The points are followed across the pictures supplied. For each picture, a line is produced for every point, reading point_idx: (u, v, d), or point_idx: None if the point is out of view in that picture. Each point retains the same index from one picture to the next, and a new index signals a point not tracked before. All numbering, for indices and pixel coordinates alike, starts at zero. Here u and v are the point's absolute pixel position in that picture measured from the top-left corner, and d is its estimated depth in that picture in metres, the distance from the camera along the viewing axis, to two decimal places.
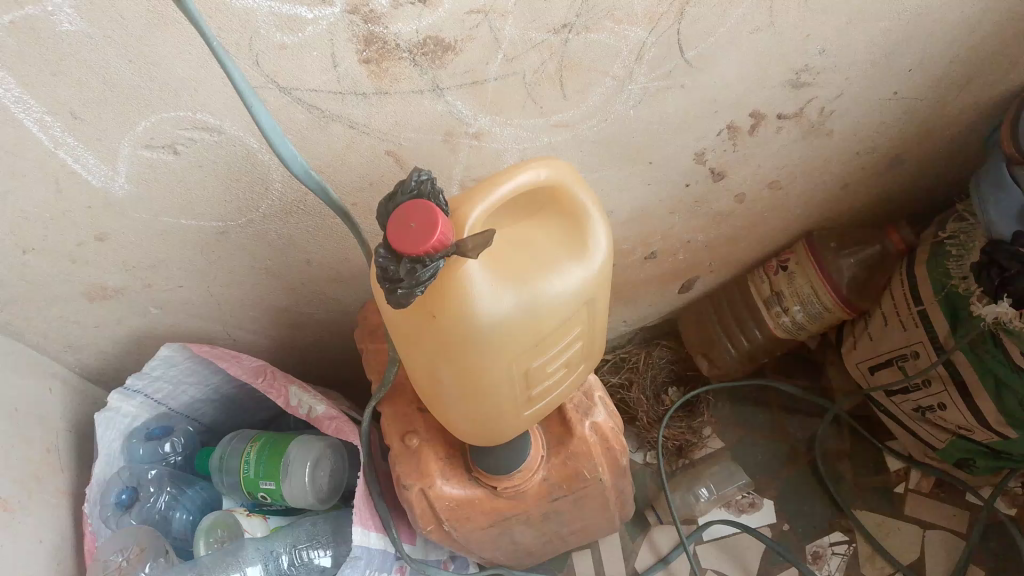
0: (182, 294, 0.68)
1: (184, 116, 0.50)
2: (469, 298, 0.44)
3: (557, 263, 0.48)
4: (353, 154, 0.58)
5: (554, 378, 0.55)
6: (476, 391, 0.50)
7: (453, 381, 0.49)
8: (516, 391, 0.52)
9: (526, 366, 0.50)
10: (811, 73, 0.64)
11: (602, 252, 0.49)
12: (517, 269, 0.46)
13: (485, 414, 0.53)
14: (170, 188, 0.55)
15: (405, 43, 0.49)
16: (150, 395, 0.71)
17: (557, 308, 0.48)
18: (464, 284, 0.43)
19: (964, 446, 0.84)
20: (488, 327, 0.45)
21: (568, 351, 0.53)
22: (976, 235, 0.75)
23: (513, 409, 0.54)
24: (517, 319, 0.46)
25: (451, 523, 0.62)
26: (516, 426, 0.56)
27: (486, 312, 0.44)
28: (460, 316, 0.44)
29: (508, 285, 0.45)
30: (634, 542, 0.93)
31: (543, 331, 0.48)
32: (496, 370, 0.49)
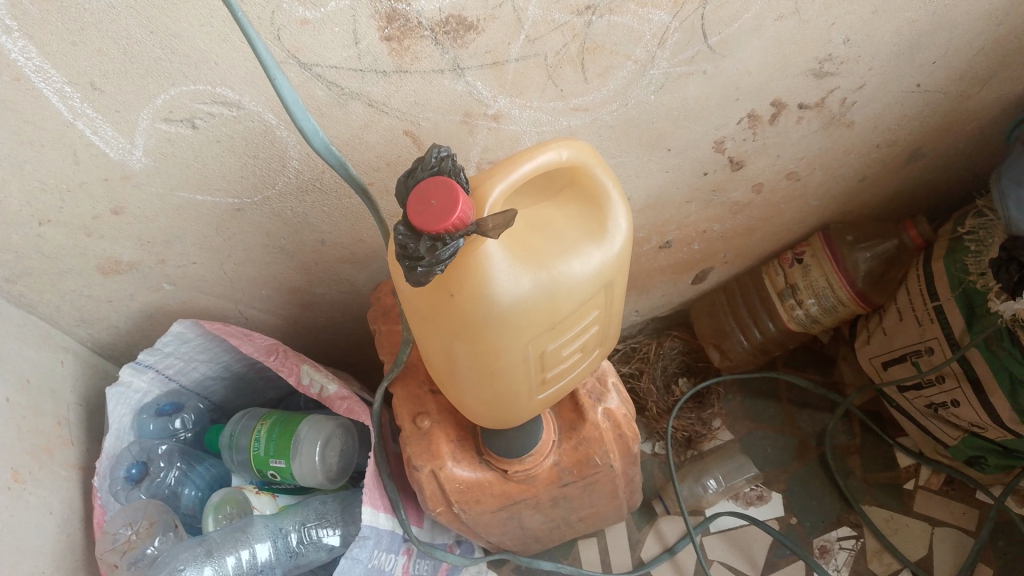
0: (196, 271, 0.68)
1: (203, 90, 0.50)
2: (488, 279, 0.43)
3: (576, 244, 0.47)
4: (371, 133, 0.58)
5: (572, 364, 0.55)
6: (492, 375, 0.50)
7: (467, 362, 0.49)
8: (529, 374, 0.52)
9: (542, 352, 0.50)
10: (835, 63, 0.64)
11: (622, 236, 0.49)
12: (536, 249, 0.46)
13: (497, 396, 0.52)
14: (188, 162, 0.55)
15: (428, 21, 0.49)
16: (163, 371, 0.70)
17: (576, 295, 0.48)
18: (483, 264, 0.43)
19: (976, 443, 0.84)
20: (506, 308, 0.45)
21: (584, 334, 0.53)
22: (996, 232, 0.75)
23: (530, 394, 0.54)
24: (534, 300, 0.46)
25: (461, 505, 0.62)
26: (528, 410, 0.56)
27: (505, 292, 0.44)
28: (478, 296, 0.44)
29: (527, 266, 0.45)
30: (639, 531, 0.92)
31: (562, 315, 0.48)
32: (512, 354, 0.48)
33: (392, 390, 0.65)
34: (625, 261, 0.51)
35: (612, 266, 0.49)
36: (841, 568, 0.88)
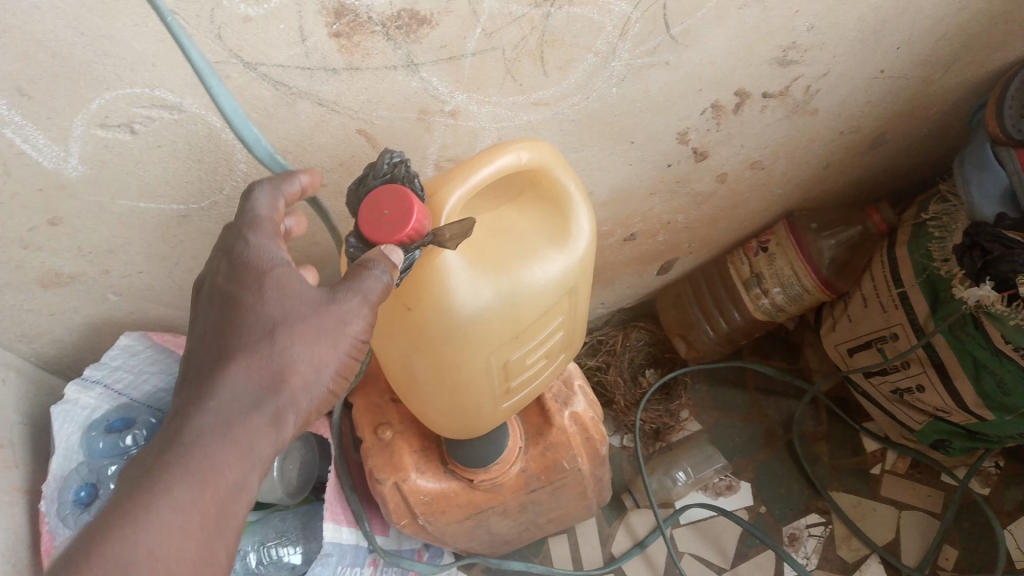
0: (143, 281, 0.64)
1: (141, 93, 0.47)
2: (445, 289, 0.42)
3: (538, 249, 0.45)
4: (323, 133, 0.55)
5: (537, 373, 0.53)
6: (454, 389, 0.48)
7: (428, 377, 0.47)
8: (494, 385, 0.50)
9: (506, 363, 0.49)
10: (799, 51, 0.62)
11: (585, 239, 0.47)
12: (496, 256, 0.44)
13: (461, 408, 0.50)
14: (129, 169, 0.52)
15: (378, 16, 0.46)
16: (112, 385, 0.68)
17: (540, 301, 0.46)
18: (440, 274, 0.41)
19: (941, 428, 0.84)
20: (466, 318, 0.43)
21: (549, 341, 0.51)
22: (959, 217, 0.76)
23: (496, 407, 0.52)
24: (495, 309, 0.44)
25: (426, 517, 0.60)
26: (493, 419, 0.54)
27: (464, 302, 0.42)
28: (436, 308, 0.42)
29: (487, 274, 0.43)
30: (610, 526, 0.92)
31: (525, 323, 0.47)
32: (475, 367, 0.47)
33: (352, 400, 0.63)
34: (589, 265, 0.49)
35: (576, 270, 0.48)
36: (810, 555, 0.88)
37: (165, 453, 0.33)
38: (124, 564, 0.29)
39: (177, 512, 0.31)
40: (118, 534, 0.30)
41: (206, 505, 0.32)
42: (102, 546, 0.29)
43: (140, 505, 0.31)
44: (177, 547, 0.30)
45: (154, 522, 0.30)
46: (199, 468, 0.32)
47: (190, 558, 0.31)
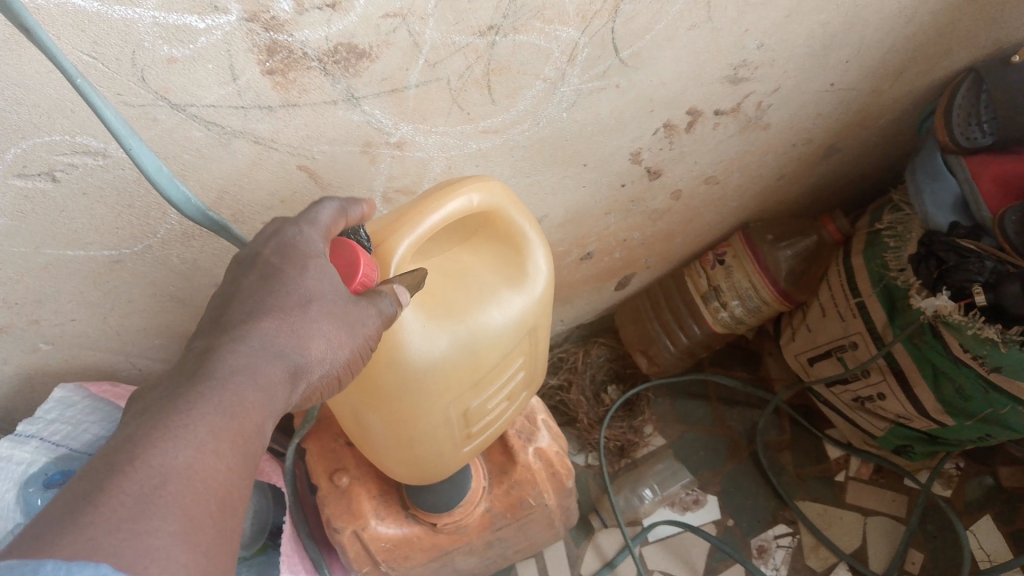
0: (77, 329, 0.61)
1: (60, 140, 0.44)
2: (398, 344, 0.39)
3: (495, 292, 0.43)
4: (261, 171, 0.52)
5: (499, 414, 0.51)
6: (413, 442, 0.46)
7: (383, 430, 0.45)
8: (454, 432, 0.48)
9: (466, 411, 0.47)
10: (750, 68, 0.61)
11: (544, 279, 0.45)
12: (451, 303, 0.42)
13: (420, 457, 0.48)
14: (53, 218, 0.49)
15: (313, 52, 0.44)
16: (48, 437, 0.63)
17: (499, 347, 0.44)
18: (391, 329, 0.39)
19: (903, 434, 0.84)
20: (421, 371, 0.41)
21: (510, 382, 0.49)
22: (913, 227, 0.76)
23: (456, 453, 0.50)
24: (452, 359, 0.42)
25: (388, 564, 0.58)
26: (454, 464, 0.52)
27: (418, 355, 0.40)
28: (389, 363, 0.40)
29: (441, 324, 0.41)
30: (578, 547, 0.90)
31: (485, 370, 0.45)
32: (433, 419, 0.45)
33: (304, 446, 0.60)
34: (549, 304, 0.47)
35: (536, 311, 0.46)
36: (779, 567, 0.87)
37: (190, 384, 0.30)
38: (160, 474, 0.27)
39: (207, 436, 0.28)
40: (156, 446, 0.27)
41: (233, 438, 0.30)
42: (131, 461, 0.27)
43: (167, 428, 0.28)
44: (212, 468, 0.28)
45: (184, 442, 0.28)
46: (227, 402, 0.30)
47: (220, 482, 0.28)
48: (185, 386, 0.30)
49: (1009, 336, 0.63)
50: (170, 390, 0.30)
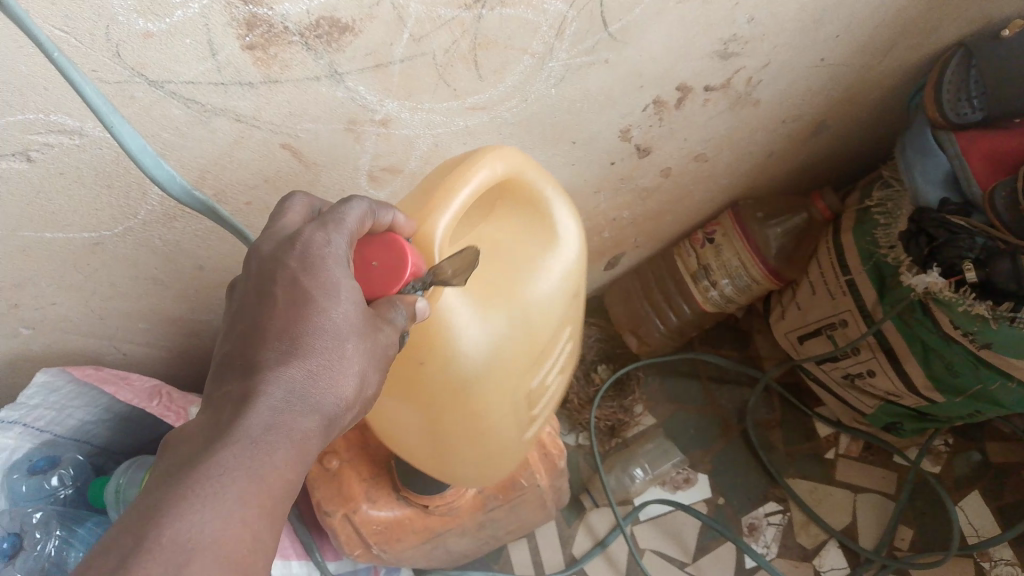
0: (58, 313, 0.60)
1: (35, 118, 0.42)
2: (457, 333, 0.41)
3: (534, 261, 0.45)
4: (243, 150, 0.51)
5: (558, 389, 0.52)
6: (484, 436, 0.47)
7: (460, 437, 0.46)
8: (522, 418, 0.49)
9: (529, 391, 0.48)
10: (740, 43, 0.61)
11: (576, 233, 0.46)
12: (497, 285, 0.44)
13: (488, 450, 0.49)
14: (29, 199, 0.48)
15: (295, 26, 0.43)
16: (33, 423, 0.62)
17: (550, 314, 0.45)
18: (445, 320, 0.41)
19: (891, 411, 0.85)
20: (486, 356, 0.43)
21: (568, 351, 0.51)
22: (902, 203, 0.75)
23: (527, 436, 0.51)
24: (512, 338, 0.43)
25: (380, 547, 0.57)
26: (513, 455, 0.52)
27: (480, 341, 0.42)
28: (455, 355, 0.41)
29: (492, 307, 0.43)
30: (569, 527, 0.90)
31: (540, 344, 0.46)
32: (500, 405, 0.46)
33: None
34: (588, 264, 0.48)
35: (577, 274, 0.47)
36: (770, 544, 0.88)
37: (213, 450, 0.29)
38: (186, 551, 0.26)
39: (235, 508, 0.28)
40: (177, 518, 0.27)
41: (262, 503, 0.29)
42: (157, 536, 0.26)
43: (200, 484, 0.28)
44: (238, 537, 0.27)
45: (209, 513, 0.27)
46: (253, 466, 0.29)
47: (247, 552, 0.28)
48: (222, 427, 0.29)
49: (999, 312, 0.64)
50: (206, 435, 0.30)
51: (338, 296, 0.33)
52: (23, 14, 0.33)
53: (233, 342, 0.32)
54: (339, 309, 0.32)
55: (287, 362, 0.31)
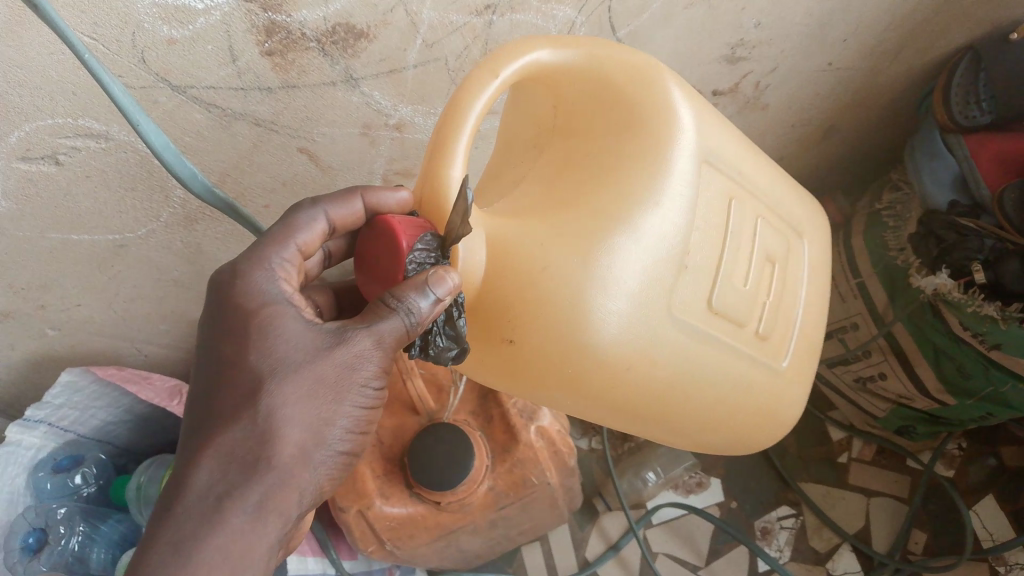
0: (82, 314, 0.61)
1: (63, 123, 0.44)
2: (546, 266, 0.37)
3: (617, 159, 0.40)
4: (261, 154, 0.52)
5: (738, 291, 0.46)
6: (670, 380, 0.42)
7: (629, 397, 0.41)
8: (705, 349, 0.43)
9: (687, 304, 0.42)
10: (747, 47, 0.62)
11: (651, 105, 0.41)
12: (584, 203, 0.39)
13: (694, 392, 0.44)
14: (56, 202, 0.49)
15: (312, 32, 0.44)
16: (57, 422, 0.64)
17: (652, 195, 0.39)
18: (516, 261, 0.37)
19: (904, 414, 0.85)
20: (605, 275, 0.38)
21: (723, 265, 0.45)
22: (912, 207, 0.77)
23: (726, 364, 0.45)
24: (629, 250, 0.38)
25: (394, 541, 0.59)
26: (742, 396, 0.48)
27: (585, 262, 0.37)
28: (561, 287, 0.37)
29: (579, 226, 0.38)
30: (582, 530, 0.91)
31: (667, 240, 0.40)
32: (649, 331, 0.40)
33: None
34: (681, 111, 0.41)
35: (669, 135, 0.40)
36: (783, 548, 0.88)
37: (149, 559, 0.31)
38: None
39: None
40: None
41: None
42: None
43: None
44: None
45: None
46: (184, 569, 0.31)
47: None
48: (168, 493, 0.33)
49: (1009, 312, 0.64)
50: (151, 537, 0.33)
51: (282, 319, 0.36)
52: (58, 18, 0.34)
53: (198, 393, 0.36)
54: (286, 331, 0.35)
55: (247, 396, 0.34)
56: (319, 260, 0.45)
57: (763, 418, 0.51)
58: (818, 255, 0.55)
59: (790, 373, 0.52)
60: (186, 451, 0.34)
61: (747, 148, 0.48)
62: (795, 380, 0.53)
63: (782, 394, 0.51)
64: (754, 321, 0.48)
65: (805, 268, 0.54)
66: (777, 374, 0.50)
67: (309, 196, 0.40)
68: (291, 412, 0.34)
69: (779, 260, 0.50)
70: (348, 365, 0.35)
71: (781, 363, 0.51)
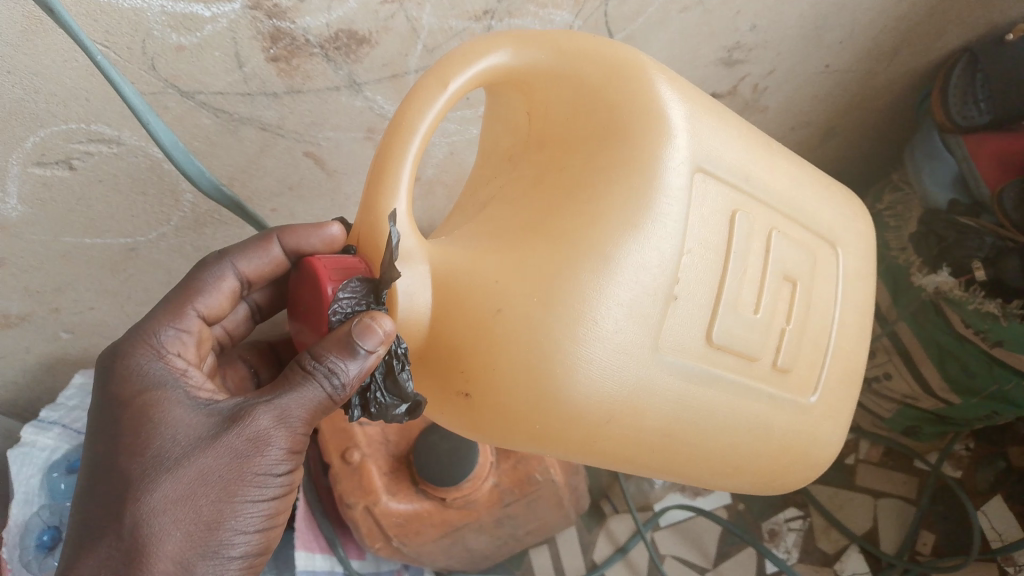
0: (96, 317, 0.62)
1: (77, 128, 0.46)
2: (497, 314, 0.36)
3: (592, 173, 0.37)
4: (268, 158, 0.53)
5: (746, 321, 0.42)
6: (665, 426, 0.40)
7: (621, 438, 0.39)
8: (706, 385, 0.41)
9: (680, 342, 0.39)
10: (743, 50, 0.63)
11: (631, 107, 0.38)
12: (554, 227, 0.37)
13: (697, 432, 0.41)
14: (71, 205, 0.51)
15: (316, 38, 0.46)
16: (70, 424, 0.65)
17: (624, 224, 0.36)
18: (463, 311, 0.36)
19: (910, 414, 0.86)
20: (573, 310, 0.35)
21: (731, 287, 0.41)
22: (913, 207, 0.79)
23: (729, 403, 0.42)
24: (601, 279, 0.36)
25: (400, 539, 0.60)
26: (756, 433, 0.44)
27: (552, 296, 0.35)
28: (521, 334, 0.36)
29: (548, 253, 0.36)
30: (590, 533, 0.91)
31: (647, 273, 0.37)
32: (633, 368, 0.37)
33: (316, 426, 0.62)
34: (665, 117, 0.38)
35: (650, 144, 0.37)
36: (791, 550, 0.88)
37: None
38: None
39: None
40: None
41: None
42: None
43: None
44: None
45: None
46: None
47: None
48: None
49: (1010, 310, 0.65)
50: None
51: (170, 405, 0.35)
52: (75, 25, 0.35)
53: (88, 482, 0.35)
54: (174, 417, 0.35)
55: (130, 492, 0.33)
56: (245, 311, 0.49)
57: (790, 456, 0.48)
58: (857, 263, 0.51)
59: (822, 407, 0.49)
60: (75, 553, 0.33)
61: (761, 150, 0.45)
62: (825, 416, 0.49)
63: (815, 430, 0.49)
64: (768, 350, 0.45)
65: (841, 278, 0.50)
66: (805, 411, 0.48)
67: (217, 250, 0.43)
68: (175, 504, 0.33)
69: (804, 277, 0.47)
70: (241, 450, 0.34)
71: (809, 399, 0.48)
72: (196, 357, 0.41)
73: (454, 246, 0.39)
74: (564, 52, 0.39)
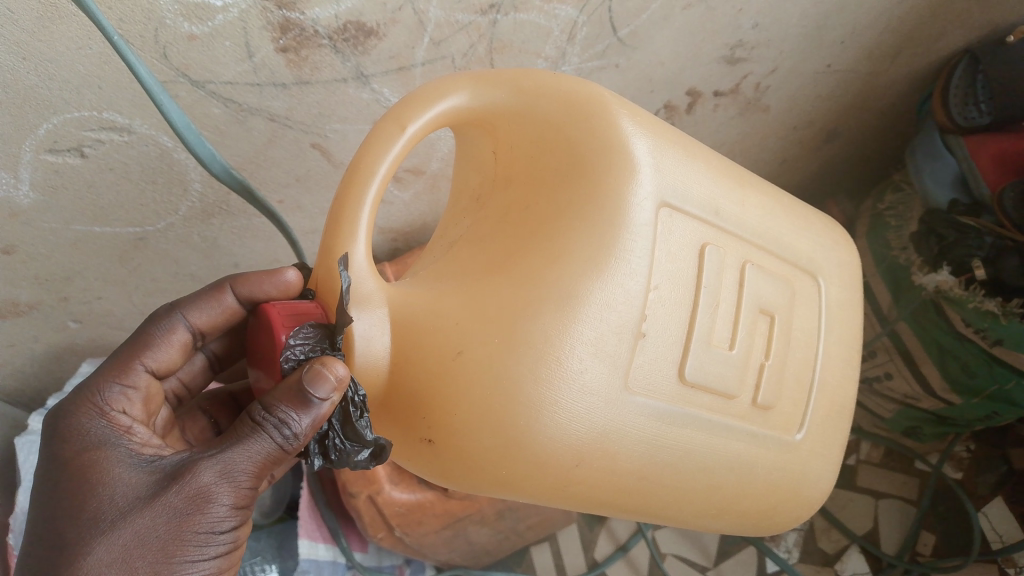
0: (105, 306, 0.63)
1: (89, 116, 0.47)
2: (457, 358, 0.36)
3: (557, 211, 0.37)
4: (275, 149, 0.54)
5: (720, 357, 0.42)
6: (638, 471, 0.39)
7: (594, 484, 0.38)
8: (680, 427, 0.40)
9: (651, 382, 0.39)
10: (745, 48, 0.64)
11: (590, 144, 0.38)
12: (519, 267, 0.37)
13: (673, 475, 0.41)
14: (81, 193, 0.51)
15: (325, 29, 0.47)
16: None
17: (587, 263, 0.36)
18: (425, 356, 0.36)
19: (911, 414, 0.86)
20: (536, 351, 0.35)
21: (703, 326, 0.41)
22: (913, 206, 0.80)
23: (706, 445, 0.42)
24: (564, 319, 0.36)
25: (401, 529, 0.60)
26: (738, 476, 0.44)
27: (516, 335, 0.35)
28: (480, 376, 0.35)
29: (513, 293, 0.36)
30: (591, 531, 0.91)
31: (613, 312, 0.37)
32: (601, 409, 0.37)
33: None
34: (628, 152, 0.38)
35: (611, 181, 0.37)
36: (791, 548, 0.89)
37: None
38: None
39: None
40: None
41: None
42: None
43: None
44: None
45: None
46: None
47: None
48: None
49: (1008, 308, 0.65)
50: None
51: (112, 464, 0.34)
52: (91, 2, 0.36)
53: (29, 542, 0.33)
54: (115, 475, 0.34)
55: (68, 555, 0.32)
56: (202, 361, 0.48)
57: (780, 496, 0.48)
58: (841, 283, 0.52)
59: (810, 443, 0.49)
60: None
61: (732, 181, 0.45)
62: (813, 454, 0.49)
63: (804, 468, 0.49)
64: (746, 388, 0.45)
65: (823, 307, 0.51)
66: (790, 449, 0.48)
67: (169, 303, 0.42)
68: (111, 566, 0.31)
69: (782, 311, 0.47)
70: (181, 508, 0.32)
71: (794, 435, 0.48)
72: (144, 412, 0.39)
73: (419, 291, 0.39)
74: (525, 90, 0.40)
